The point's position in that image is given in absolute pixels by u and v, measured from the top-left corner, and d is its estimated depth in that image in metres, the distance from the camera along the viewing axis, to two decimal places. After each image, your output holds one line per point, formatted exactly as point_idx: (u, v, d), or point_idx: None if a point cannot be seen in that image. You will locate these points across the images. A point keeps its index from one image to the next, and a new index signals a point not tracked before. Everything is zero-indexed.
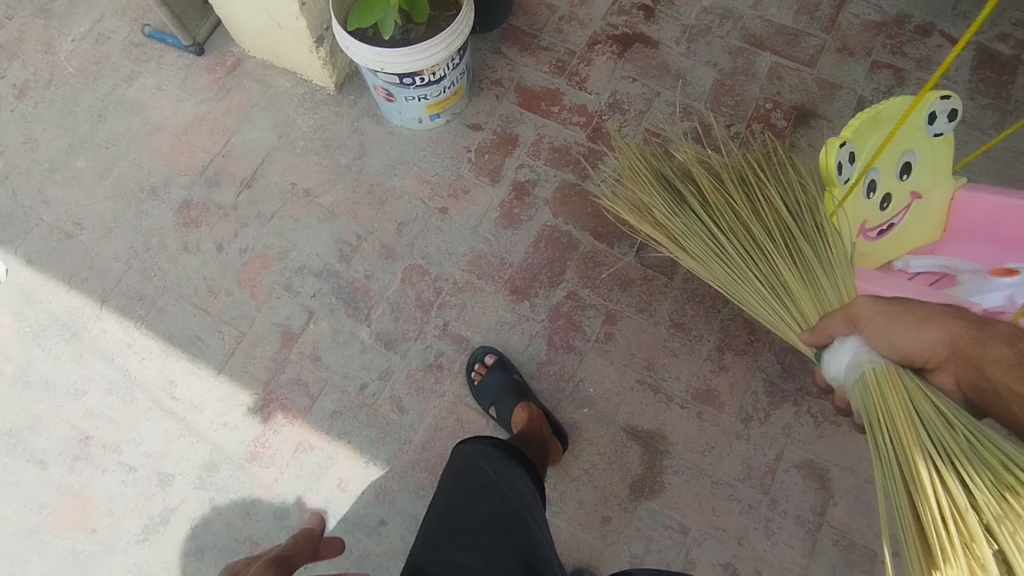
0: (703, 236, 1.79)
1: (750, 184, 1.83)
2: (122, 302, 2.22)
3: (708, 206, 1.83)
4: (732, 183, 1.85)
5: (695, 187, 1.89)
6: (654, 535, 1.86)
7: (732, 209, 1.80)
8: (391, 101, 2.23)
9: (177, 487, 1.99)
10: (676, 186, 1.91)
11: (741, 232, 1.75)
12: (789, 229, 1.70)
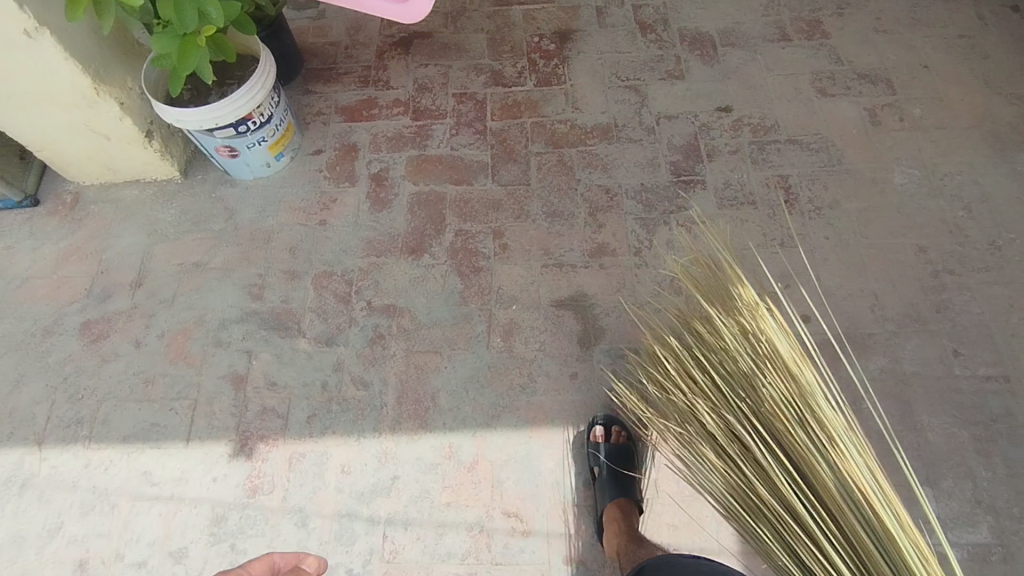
0: (724, 476, 1.57)
1: (771, 422, 1.51)
2: (61, 434, 2.18)
3: (723, 439, 1.58)
4: (743, 404, 1.57)
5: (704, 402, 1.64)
6: (614, 367, 2.14)
7: (745, 446, 1.53)
8: (235, 156, 2.43)
9: (195, 553, 1.99)
10: (689, 399, 1.68)
11: (755, 479, 1.50)
12: (819, 488, 1.40)
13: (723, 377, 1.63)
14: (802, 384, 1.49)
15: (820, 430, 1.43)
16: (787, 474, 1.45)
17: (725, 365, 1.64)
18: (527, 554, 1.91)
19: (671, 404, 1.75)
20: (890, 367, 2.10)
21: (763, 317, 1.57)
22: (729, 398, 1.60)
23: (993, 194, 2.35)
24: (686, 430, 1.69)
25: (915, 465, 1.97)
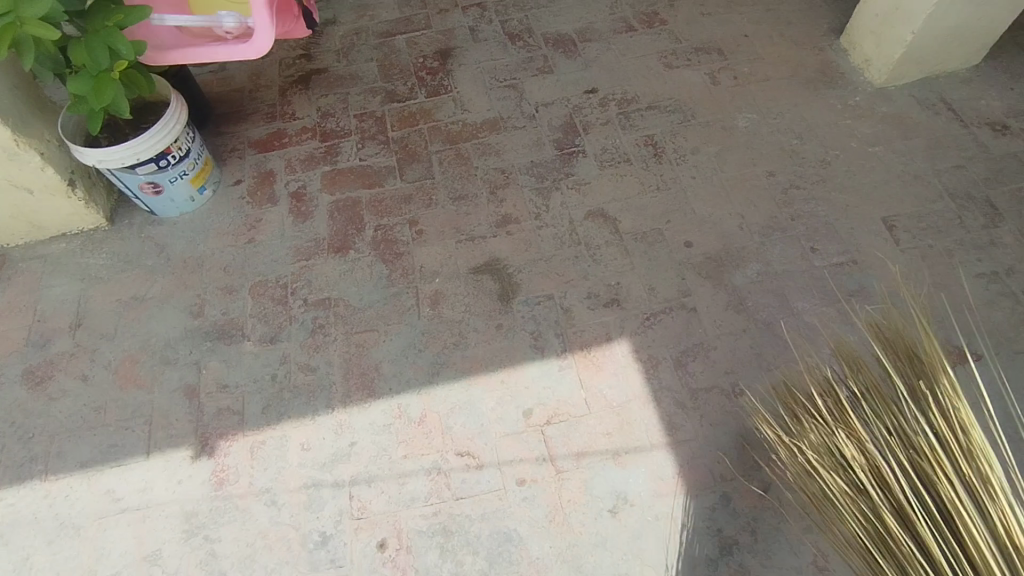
0: (851, 507, 1.54)
1: (915, 460, 1.47)
2: (17, 474, 2.20)
3: (856, 468, 1.53)
4: (887, 438, 1.53)
5: (841, 430, 1.59)
6: (535, 312, 2.40)
7: (880, 476, 1.50)
8: (159, 193, 2.60)
9: (169, 555, 2.04)
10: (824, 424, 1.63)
11: (890, 513, 1.46)
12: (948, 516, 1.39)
13: (873, 411, 1.59)
14: (967, 434, 1.44)
15: (966, 460, 1.41)
16: (929, 510, 1.41)
17: (876, 400, 1.60)
18: (484, 483, 2.10)
19: (805, 426, 1.71)
20: (764, 270, 2.46)
21: (940, 365, 1.53)
22: (871, 429, 1.56)
23: (818, 122, 2.83)
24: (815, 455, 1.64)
25: (798, 342, 2.32)
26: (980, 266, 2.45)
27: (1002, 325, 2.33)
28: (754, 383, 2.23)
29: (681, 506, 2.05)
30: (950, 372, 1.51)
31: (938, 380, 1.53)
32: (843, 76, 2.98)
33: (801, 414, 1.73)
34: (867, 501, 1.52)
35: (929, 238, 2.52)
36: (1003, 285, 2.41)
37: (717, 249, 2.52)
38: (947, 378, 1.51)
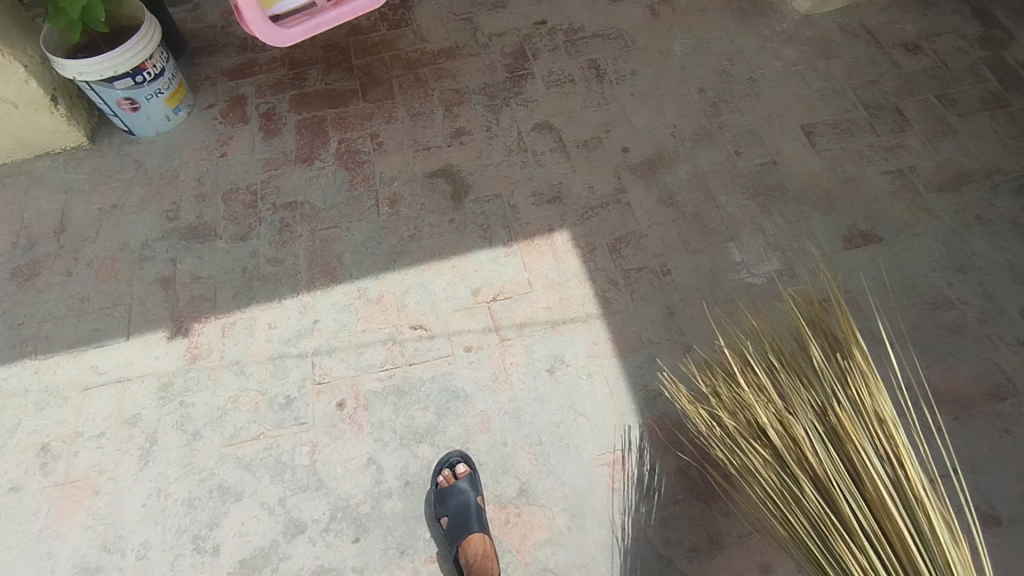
0: (771, 471, 1.68)
1: (833, 432, 1.63)
2: (8, 354, 2.40)
3: (780, 439, 1.67)
4: (806, 411, 1.68)
5: (765, 405, 1.72)
6: (484, 209, 2.65)
7: (799, 445, 1.64)
8: (137, 109, 2.81)
9: (148, 416, 2.25)
10: (749, 397, 1.75)
11: (806, 477, 1.61)
12: (853, 463, 1.57)
13: (791, 385, 1.73)
14: (876, 408, 1.62)
15: (871, 418, 1.60)
16: (841, 474, 1.57)
17: (795, 374, 1.74)
18: (434, 350, 2.32)
19: (731, 399, 1.82)
20: (693, 172, 2.71)
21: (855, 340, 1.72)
22: (792, 402, 1.70)
23: (748, 46, 3.08)
24: (739, 426, 1.77)
25: (722, 231, 2.56)
26: (888, 165, 2.71)
27: (903, 214, 2.59)
28: (679, 266, 2.49)
29: (612, 366, 2.28)
30: (865, 351, 1.69)
31: (852, 358, 1.70)
32: (773, 6, 3.23)
33: (724, 387, 1.85)
34: (786, 467, 1.67)
35: (843, 142, 2.77)
36: (906, 181, 2.67)
37: (652, 153, 2.76)
38: (861, 356, 1.69)
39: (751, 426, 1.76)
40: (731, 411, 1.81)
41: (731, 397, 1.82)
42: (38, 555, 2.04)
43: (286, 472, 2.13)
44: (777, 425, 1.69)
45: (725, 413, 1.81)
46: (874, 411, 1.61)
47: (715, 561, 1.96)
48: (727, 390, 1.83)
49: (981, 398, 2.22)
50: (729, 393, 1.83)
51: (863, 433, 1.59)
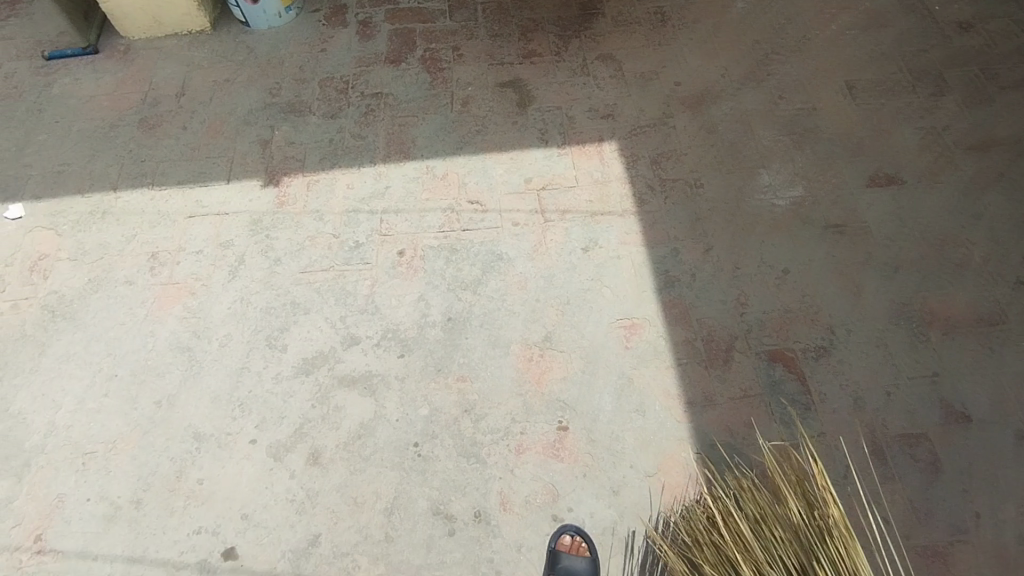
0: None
1: None
2: (130, 183, 2.85)
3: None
4: (786, 567, 1.69)
5: (748, 558, 1.74)
6: (544, 118, 2.98)
7: None
8: (256, 3, 3.24)
9: (239, 242, 2.66)
10: (731, 548, 1.78)
11: None
12: None
13: (773, 542, 1.75)
14: (856, 571, 1.64)
15: None
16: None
17: (775, 527, 1.78)
18: (487, 221, 2.66)
19: (712, 550, 1.83)
20: (736, 108, 2.99)
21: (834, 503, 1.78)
22: (774, 558, 1.72)
23: (805, 10, 3.34)
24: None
25: (756, 159, 2.84)
26: (922, 122, 2.94)
27: (928, 164, 2.82)
28: (712, 181, 2.77)
29: (639, 253, 2.58)
30: (844, 516, 1.75)
31: (830, 519, 1.75)
32: None
33: (706, 537, 1.86)
34: None
35: (881, 99, 3.02)
36: (936, 137, 2.89)
37: (701, 89, 3.06)
38: (839, 520, 1.75)
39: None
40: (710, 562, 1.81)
41: (710, 547, 1.83)
42: (143, 332, 2.47)
43: (348, 298, 2.49)
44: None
45: (705, 564, 1.80)
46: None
47: (706, 416, 2.24)
48: (706, 541, 1.86)
49: (977, 321, 2.42)
50: (710, 543, 1.84)
51: None
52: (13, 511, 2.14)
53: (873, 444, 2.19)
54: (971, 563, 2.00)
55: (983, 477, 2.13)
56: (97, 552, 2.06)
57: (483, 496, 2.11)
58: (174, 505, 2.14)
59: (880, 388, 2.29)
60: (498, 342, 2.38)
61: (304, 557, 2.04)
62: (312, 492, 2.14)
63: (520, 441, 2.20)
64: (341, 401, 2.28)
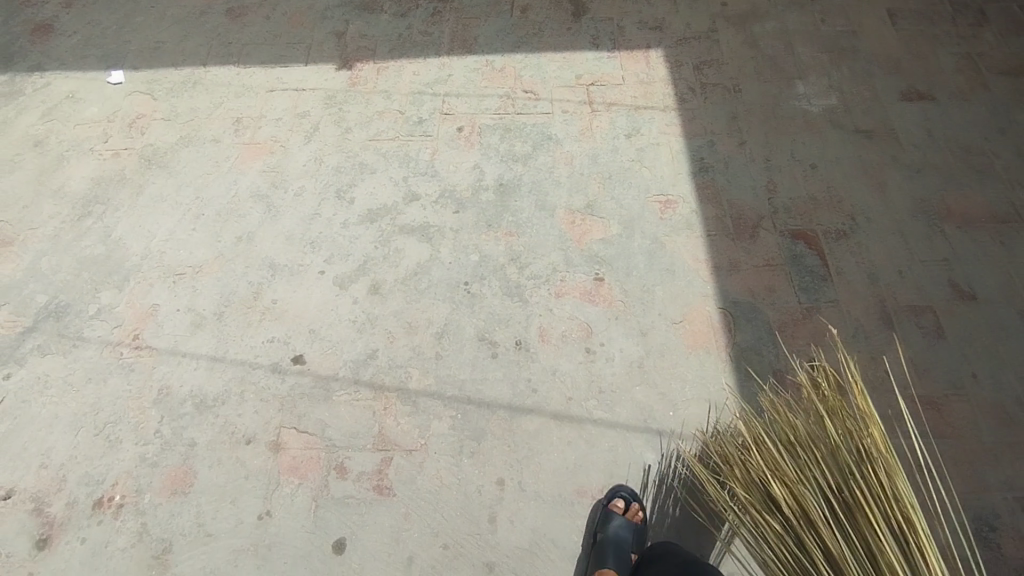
0: (784, 546, 1.72)
1: (846, 509, 1.66)
2: (218, 60, 3.15)
3: (795, 516, 1.72)
4: (820, 486, 1.71)
5: (781, 479, 1.77)
6: (597, 25, 3.21)
7: (812, 521, 1.68)
8: None
9: (315, 113, 2.94)
10: (763, 472, 1.81)
11: (817, 553, 1.64)
12: (866, 542, 1.60)
13: (806, 463, 1.77)
14: (892, 488, 1.64)
15: (885, 501, 1.62)
16: (856, 554, 1.60)
17: (809, 447, 1.79)
18: (539, 108, 2.91)
19: (744, 471, 1.87)
20: (779, 28, 3.19)
21: (869, 421, 1.76)
22: (807, 478, 1.75)
23: None
24: (750, 501, 1.82)
25: (793, 71, 3.03)
26: (958, 48, 3.09)
27: (961, 84, 2.97)
28: (750, 88, 2.97)
29: (678, 143, 2.80)
30: (879, 433, 1.73)
31: (866, 436, 1.72)
32: None
33: (737, 457, 1.90)
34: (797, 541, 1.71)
35: (918, 26, 3.18)
36: (969, 62, 3.04)
37: (746, 10, 3.26)
38: (876, 437, 1.72)
39: (765, 502, 1.80)
40: (743, 483, 1.86)
41: (743, 468, 1.87)
42: (227, 181, 2.75)
43: (411, 162, 2.76)
44: (790, 503, 1.73)
45: (737, 485, 1.85)
46: (888, 496, 1.63)
47: (730, 278, 2.46)
48: (737, 461, 1.89)
49: (993, 219, 2.58)
50: (741, 464, 1.88)
51: (878, 516, 1.61)
52: (115, 315, 2.45)
53: (884, 312, 2.39)
54: (965, 415, 2.20)
55: (985, 346, 2.31)
56: (185, 351, 2.35)
57: (524, 328, 2.35)
58: (251, 318, 2.41)
59: (895, 267, 2.48)
60: (546, 206, 2.63)
61: (363, 367, 2.28)
62: (372, 316, 2.39)
63: (561, 286, 2.44)
64: (401, 245, 2.54)
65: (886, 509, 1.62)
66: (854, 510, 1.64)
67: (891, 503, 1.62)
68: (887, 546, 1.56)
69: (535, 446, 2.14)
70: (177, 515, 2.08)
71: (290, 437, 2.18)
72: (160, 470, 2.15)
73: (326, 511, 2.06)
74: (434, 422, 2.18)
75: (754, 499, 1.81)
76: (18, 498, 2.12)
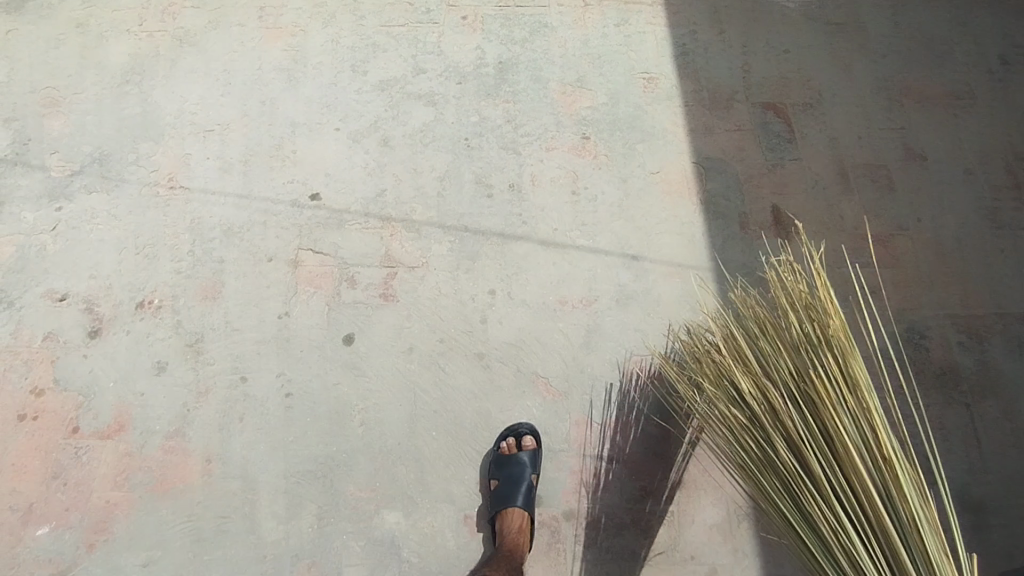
0: (747, 435, 1.73)
1: (807, 396, 1.64)
2: None
3: (759, 406, 1.71)
4: (783, 376, 1.69)
5: (745, 370, 1.75)
6: None
7: (774, 409, 1.67)
8: None
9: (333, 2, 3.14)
10: (728, 364, 1.78)
11: (780, 443, 1.65)
12: (823, 428, 1.60)
13: (770, 354, 1.73)
14: (850, 373, 1.62)
15: (841, 387, 1.60)
16: (814, 438, 1.61)
17: (772, 340, 1.74)
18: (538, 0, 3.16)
19: (710, 366, 1.84)
20: None
21: (831, 308, 1.68)
22: (769, 366, 1.73)
23: None
24: (716, 394, 1.81)
25: None
26: None
27: None
28: None
29: (663, 31, 3.05)
30: (840, 320, 1.66)
31: (828, 324, 1.66)
32: None
33: (707, 353, 1.88)
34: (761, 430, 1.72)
35: None
36: None
37: None
38: (837, 324, 1.66)
39: (730, 396, 1.78)
40: (710, 378, 1.84)
41: (709, 364, 1.85)
42: (253, 57, 2.98)
43: (419, 43, 3.02)
44: (753, 396, 1.71)
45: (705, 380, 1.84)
46: (845, 382, 1.61)
47: (704, 139, 2.72)
48: (704, 358, 1.87)
49: (947, 95, 2.81)
50: (709, 361, 1.86)
51: (835, 403, 1.59)
52: (152, 163, 2.72)
53: (841, 168, 2.64)
54: (908, 250, 2.46)
55: (929, 196, 2.57)
56: (215, 190, 2.62)
57: (517, 175, 2.63)
58: (274, 164, 2.67)
59: (855, 132, 2.73)
60: (540, 79, 2.90)
61: (373, 203, 2.57)
62: (382, 163, 2.67)
63: (551, 142, 2.72)
64: (408, 108, 2.82)
65: (842, 395, 1.60)
66: (811, 397, 1.63)
67: (846, 388, 1.60)
68: (842, 431, 1.57)
69: (524, 264, 2.45)
70: (208, 315, 2.40)
71: (307, 256, 2.47)
72: (194, 281, 2.46)
73: (339, 312, 2.37)
74: (434, 245, 2.48)
75: (720, 394, 1.80)
76: (73, 299, 2.46)
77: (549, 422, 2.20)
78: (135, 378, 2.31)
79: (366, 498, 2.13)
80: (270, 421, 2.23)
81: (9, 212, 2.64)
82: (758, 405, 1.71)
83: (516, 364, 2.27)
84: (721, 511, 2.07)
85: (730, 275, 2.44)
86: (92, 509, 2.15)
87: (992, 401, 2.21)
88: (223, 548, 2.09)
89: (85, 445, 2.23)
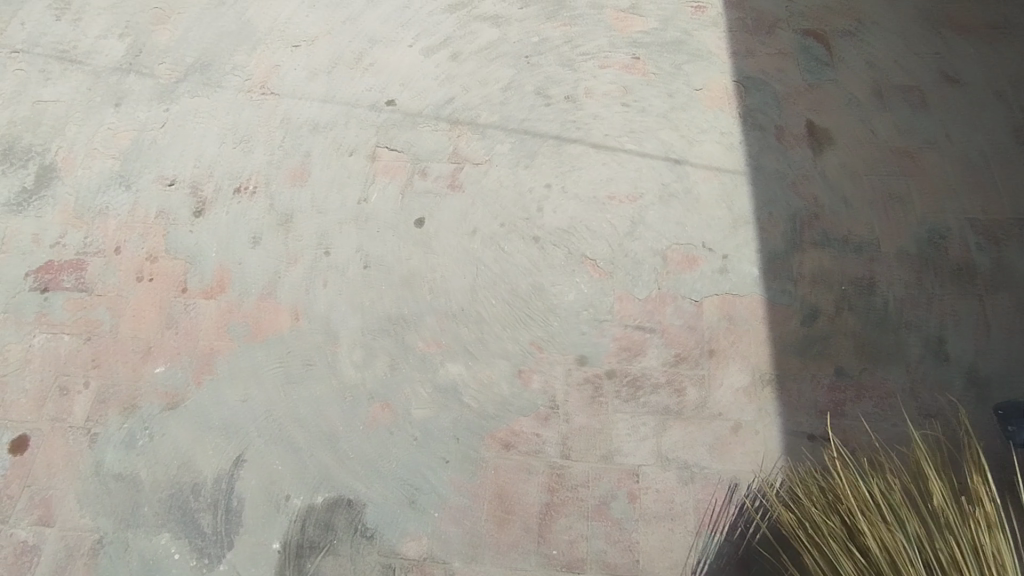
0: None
1: (940, 555, 1.62)
2: None
3: (881, 552, 1.67)
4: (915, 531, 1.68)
5: (869, 513, 1.75)
6: None
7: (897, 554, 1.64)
8: None
9: None
10: (852, 504, 1.79)
11: None
12: None
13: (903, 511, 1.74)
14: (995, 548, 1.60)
15: (982, 555, 1.58)
16: None
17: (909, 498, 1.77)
18: None
19: (830, 507, 1.85)
20: None
21: (980, 488, 1.73)
22: (899, 519, 1.73)
23: None
24: (830, 530, 1.79)
25: None
26: None
27: None
28: None
29: None
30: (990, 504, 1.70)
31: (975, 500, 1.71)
32: None
33: (827, 494, 1.89)
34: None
35: None
36: None
37: None
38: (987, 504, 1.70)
39: (846, 539, 1.75)
40: (824, 514, 1.84)
41: (828, 504, 1.86)
42: None
43: None
44: (876, 541, 1.69)
45: (820, 514, 1.84)
46: (986, 552, 1.59)
47: (747, 61, 2.93)
48: (821, 496, 1.88)
49: (984, 28, 2.96)
50: (828, 503, 1.87)
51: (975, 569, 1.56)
52: (247, 71, 3.06)
53: (877, 90, 2.83)
54: (935, 162, 2.65)
55: (959, 117, 2.74)
56: (303, 94, 2.96)
57: (572, 87, 2.89)
58: (355, 73, 2.99)
59: (891, 58, 2.91)
60: (597, 5, 3.13)
61: (443, 108, 2.87)
62: (451, 75, 2.96)
63: (605, 60, 2.96)
64: (475, 28, 3.08)
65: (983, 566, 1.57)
66: (946, 558, 1.60)
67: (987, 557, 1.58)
68: None
69: (577, 164, 2.72)
70: (295, 196, 2.72)
71: (383, 152, 2.79)
72: (284, 168, 2.79)
73: (411, 199, 2.68)
74: (497, 145, 2.78)
75: (833, 533, 1.77)
76: (181, 184, 2.80)
77: (596, 296, 2.46)
78: (232, 249, 2.63)
79: (432, 352, 2.40)
80: (350, 285, 2.53)
81: (126, 111, 3.01)
82: (879, 551, 1.67)
83: (567, 247, 2.55)
84: (747, 376, 2.29)
85: (766, 177, 2.65)
86: (197, 353, 2.45)
87: (1005, 295, 2.38)
88: (308, 388, 2.36)
89: (193, 302, 2.54)
